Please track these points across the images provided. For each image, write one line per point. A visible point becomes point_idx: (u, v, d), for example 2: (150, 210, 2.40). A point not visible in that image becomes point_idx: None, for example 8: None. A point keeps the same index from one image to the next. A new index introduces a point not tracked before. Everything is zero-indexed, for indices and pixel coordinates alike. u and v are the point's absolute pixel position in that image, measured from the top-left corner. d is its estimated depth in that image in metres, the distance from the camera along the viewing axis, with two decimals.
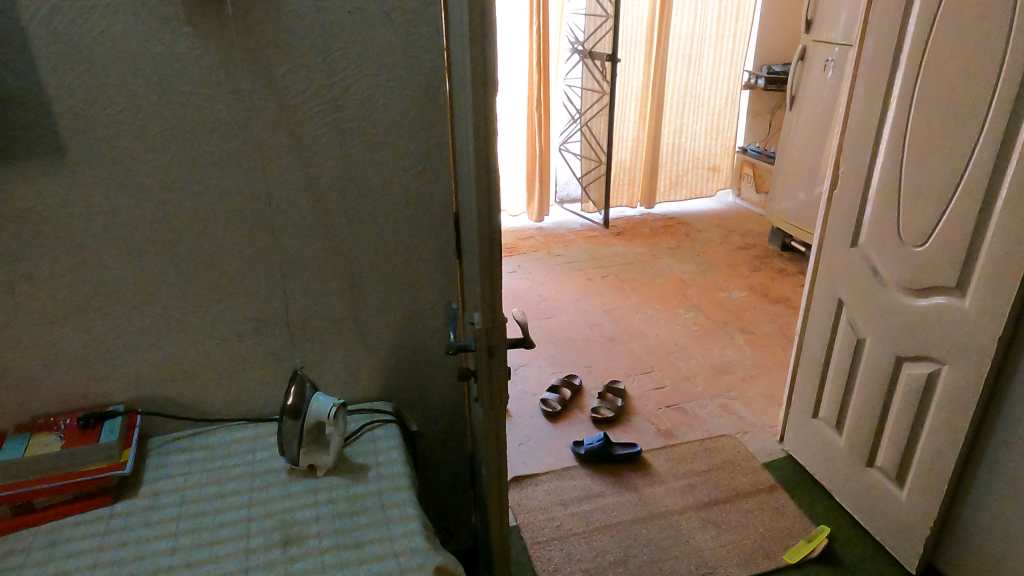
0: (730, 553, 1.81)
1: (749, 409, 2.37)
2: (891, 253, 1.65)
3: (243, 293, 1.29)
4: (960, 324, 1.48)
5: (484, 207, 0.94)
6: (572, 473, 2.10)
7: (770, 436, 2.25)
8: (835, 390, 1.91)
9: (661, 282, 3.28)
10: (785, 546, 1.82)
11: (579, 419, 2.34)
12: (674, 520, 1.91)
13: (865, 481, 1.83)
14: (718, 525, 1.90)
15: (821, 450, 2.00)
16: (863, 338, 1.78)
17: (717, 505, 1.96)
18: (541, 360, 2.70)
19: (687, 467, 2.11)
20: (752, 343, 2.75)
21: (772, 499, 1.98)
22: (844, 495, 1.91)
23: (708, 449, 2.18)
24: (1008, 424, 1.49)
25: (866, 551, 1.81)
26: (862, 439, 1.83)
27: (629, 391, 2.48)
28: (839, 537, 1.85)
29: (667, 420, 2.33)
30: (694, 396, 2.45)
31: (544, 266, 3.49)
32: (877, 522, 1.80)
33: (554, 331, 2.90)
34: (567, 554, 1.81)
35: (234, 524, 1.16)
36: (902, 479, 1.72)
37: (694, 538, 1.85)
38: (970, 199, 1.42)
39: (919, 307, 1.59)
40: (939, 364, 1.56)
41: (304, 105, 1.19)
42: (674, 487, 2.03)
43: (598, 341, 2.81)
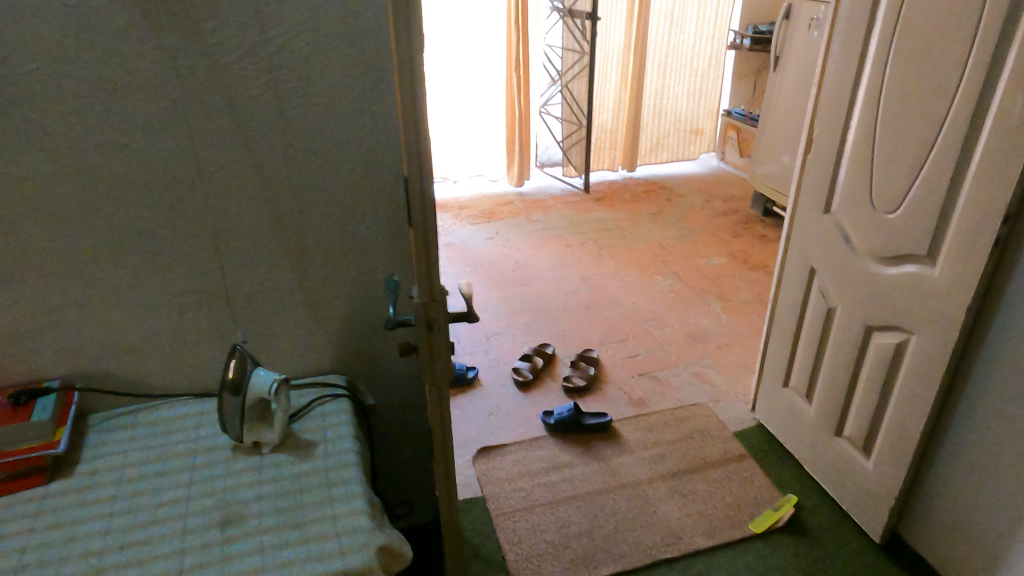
0: (696, 522, 1.80)
1: (723, 377, 2.35)
2: (863, 220, 1.60)
3: (183, 264, 1.24)
4: (929, 293, 1.45)
5: (417, 175, 0.88)
6: (541, 443, 2.08)
7: (742, 404, 2.23)
8: (806, 359, 1.88)
9: (640, 249, 3.23)
10: (751, 515, 1.82)
11: (551, 388, 2.31)
12: (642, 491, 1.90)
13: (832, 450, 1.82)
14: (685, 495, 1.89)
15: (790, 419, 1.98)
16: (833, 306, 1.74)
17: (686, 475, 1.95)
18: (515, 328, 2.66)
19: (657, 436, 2.09)
20: (729, 310, 2.72)
21: (741, 468, 1.97)
22: (813, 463, 1.90)
23: (680, 418, 2.16)
24: (974, 396, 1.47)
25: (833, 519, 1.81)
26: (830, 409, 1.80)
27: (602, 359, 2.45)
28: (806, 506, 1.84)
29: (639, 388, 2.31)
30: (667, 364, 2.43)
31: (522, 232, 3.43)
32: (843, 490, 1.80)
33: (529, 299, 2.85)
34: (532, 525, 1.80)
35: (173, 504, 1.13)
36: (869, 449, 1.70)
37: (661, 508, 1.84)
38: (943, 166, 1.37)
39: (889, 276, 1.55)
40: (908, 334, 1.53)
41: (237, 64, 1.11)
42: (644, 457, 2.01)
43: (574, 308, 2.78)
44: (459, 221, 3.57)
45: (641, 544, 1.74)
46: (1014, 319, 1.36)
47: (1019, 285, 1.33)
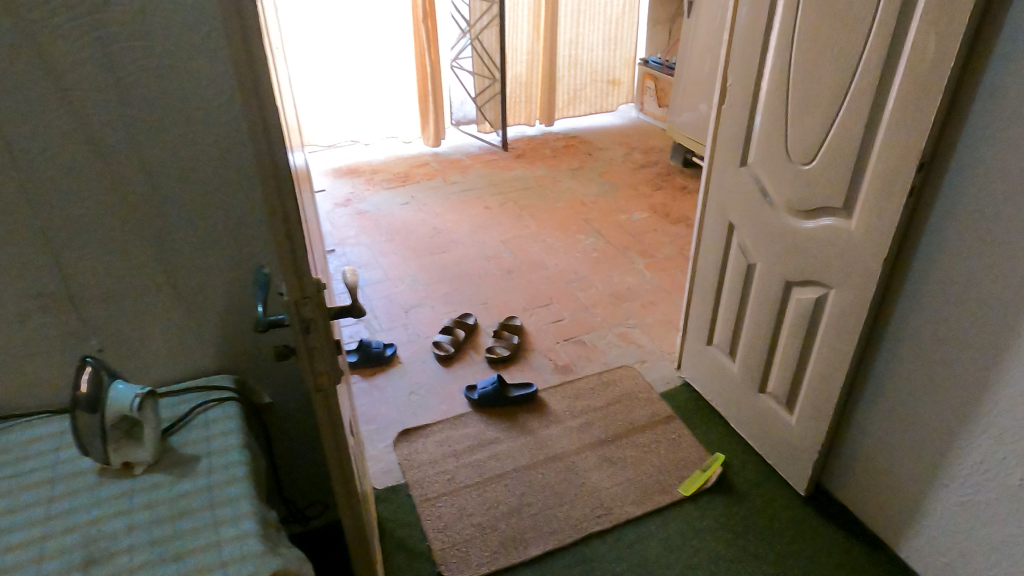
0: (625, 491, 1.77)
1: (649, 337, 2.31)
2: (778, 173, 1.54)
3: (16, 266, 1.05)
4: (846, 246, 1.41)
5: (268, 155, 0.73)
6: (466, 420, 1.99)
7: (668, 363, 2.20)
8: (728, 317, 1.85)
9: (561, 207, 3.14)
10: (679, 479, 1.80)
11: (474, 361, 2.21)
12: (570, 462, 1.84)
13: (757, 406, 1.80)
14: (614, 463, 1.84)
15: (715, 377, 1.95)
16: (753, 263, 1.70)
17: (615, 442, 1.91)
18: (435, 298, 2.54)
19: (585, 404, 2.04)
20: (652, 266, 2.68)
21: (669, 430, 1.94)
22: (738, 420, 1.89)
23: (607, 383, 2.11)
24: (892, 347, 1.47)
25: (760, 475, 1.81)
26: (754, 365, 1.78)
27: (526, 327, 2.36)
28: (734, 463, 1.84)
29: (565, 355, 2.24)
30: (592, 327, 2.37)
31: (439, 195, 3.27)
32: (769, 445, 1.79)
33: (448, 267, 2.72)
34: (458, 509, 1.72)
35: (24, 546, 0.96)
36: (792, 403, 1.69)
37: (590, 479, 1.80)
38: (856, 114, 1.31)
39: (806, 229, 1.50)
40: (826, 288, 1.50)
41: (48, 24, 0.92)
42: (571, 426, 1.96)
43: (495, 274, 2.67)
44: (372, 186, 3.38)
45: (572, 518, 1.69)
46: (929, 269, 1.34)
47: (933, 234, 1.31)
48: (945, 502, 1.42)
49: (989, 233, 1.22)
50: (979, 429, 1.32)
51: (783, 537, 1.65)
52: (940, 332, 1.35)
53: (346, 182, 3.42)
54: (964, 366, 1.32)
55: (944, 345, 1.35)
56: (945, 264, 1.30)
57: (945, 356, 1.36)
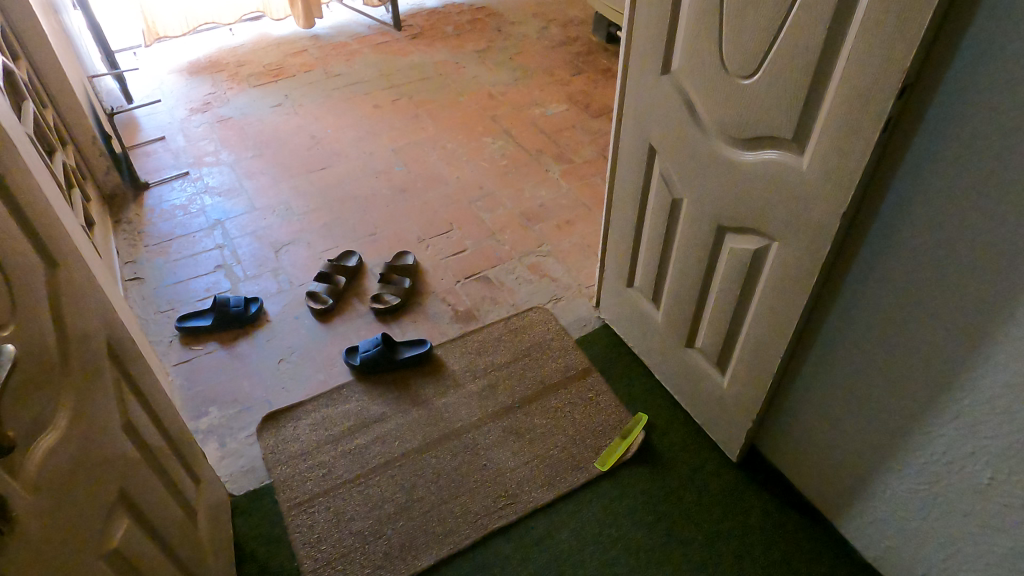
0: (535, 471, 1.51)
1: (564, 268, 1.98)
2: (710, 88, 1.15)
3: None
4: (796, 190, 1.07)
5: None
6: (347, 394, 1.66)
7: (586, 300, 1.89)
8: (651, 258, 1.52)
9: (464, 101, 2.66)
10: (596, 451, 1.55)
11: (357, 313, 1.86)
12: (471, 439, 1.57)
13: (684, 362, 1.53)
14: (522, 435, 1.57)
15: (638, 324, 1.67)
16: (678, 198, 1.35)
17: (522, 408, 1.63)
18: (312, 232, 2.11)
19: (489, 360, 1.73)
20: (570, 175, 2.30)
21: (586, 388, 1.67)
22: (664, 374, 1.63)
23: (515, 332, 1.80)
24: (846, 308, 1.18)
25: (687, 438, 1.57)
26: (680, 317, 1.49)
27: (420, 263, 1.99)
28: (658, 426, 1.60)
29: (468, 298, 1.90)
30: (499, 259, 2.02)
31: (319, 92, 2.73)
32: (697, 405, 1.55)
33: (328, 188, 2.28)
34: (335, 514, 1.43)
35: None
36: (724, 364, 1.42)
37: (493, 459, 1.53)
38: (815, 13, 0.92)
39: (746, 163, 1.14)
40: (768, 239, 1.17)
41: None
42: (472, 392, 1.66)
43: (385, 194, 2.25)
44: (236, 84, 2.79)
45: (470, 514, 1.44)
46: (901, 221, 1.02)
47: (909, 177, 0.98)
48: (896, 488, 1.21)
49: (984, 183, 0.89)
50: (945, 416, 1.07)
51: (711, 514, 1.44)
52: (910, 299, 1.06)
53: (205, 79, 2.82)
54: (934, 343, 1.05)
55: (912, 315, 1.07)
56: (924, 217, 0.99)
57: (913, 329, 1.08)
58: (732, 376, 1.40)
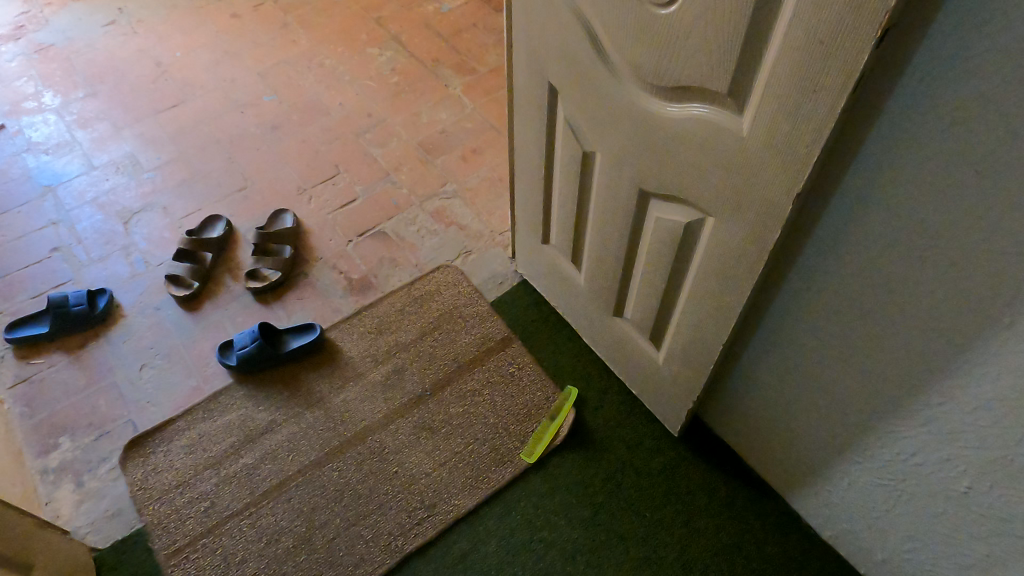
0: (454, 473, 1.32)
1: (474, 213, 1.71)
2: (617, 18, 0.84)
3: None
4: (736, 159, 0.80)
5: None
6: (227, 402, 1.41)
7: (500, 250, 1.64)
8: (567, 217, 1.26)
9: (341, 1, 2.22)
10: (522, 439, 1.36)
11: (232, 295, 1.56)
12: (378, 443, 1.35)
13: (613, 331, 1.32)
14: (436, 430, 1.37)
15: (559, 283, 1.43)
16: (591, 151, 1.07)
17: (435, 397, 1.41)
18: (168, 192, 1.75)
19: (393, 340, 1.49)
20: (473, 89, 1.96)
21: (506, 364, 1.45)
22: (593, 339, 1.42)
23: (421, 301, 1.55)
24: (799, 287, 0.96)
25: (623, 412, 1.39)
26: (605, 284, 1.26)
27: (303, 222, 1.68)
28: (589, 400, 1.41)
29: (363, 262, 1.62)
30: (397, 206, 1.72)
31: (162, 2, 2.23)
32: (631, 375, 1.36)
33: (184, 132, 1.88)
34: (223, 557, 1.22)
35: None
36: (659, 340, 1.21)
37: (404, 465, 1.33)
38: None
39: (669, 120, 0.87)
40: (701, 213, 0.92)
41: None
42: (375, 382, 1.43)
43: (255, 133, 1.88)
44: None
45: (382, 536, 1.25)
46: (873, 195, 0.78)
47: (886, 144, 0.73)
48: (855, 478, 1.06)
49: (988, 159, 0.66)
50: (917, 418, 0.90)
51: (654, 500, 1.29)
52: (879, 287, 0.85)
53: None
54: (908, 339, 0.85)
55: (882, 306, 0.86)
56: (904, 193, 0.75)
57: (881, 321, 0.87)
58: (667, 355, 1.19)
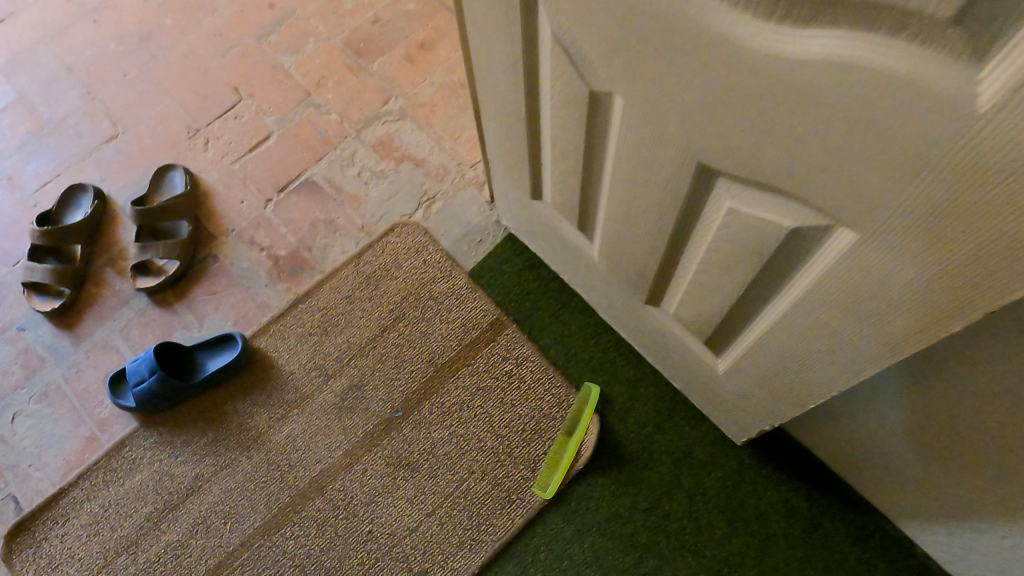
0: (447, 524, 0.99)
1: (433, 140, 1.25)
2: None
3: None
4: (939, 151, 0.37)
5: None
6: (132, 455, 1.04)
7: (473, 191, 1.20)
8: (569, 173, 0.82)
9: None
10: (532, 466, 1.02)
11: (120, 297, 1.15)
12: (341, 494, 1.01)
13: (647, 319, 0.93)
14: (416, 466, 1.03)
15: (561, 248, 1.02)
16: (607, 91, 0.62)
17: (410, 418, 1.05)
18: (11, 152, 1.27)
19: (344, 341, 1.10)
20: None
21: (498, 361, 1.08)
22: (615, 319, 1.04)
23: (376, 280, 1.14)
24: (958, 345, 0.56)
25: (662, 412, 1.04)
26: (632, 266, 0.85)
27: (202, 180, 1.23)
28: (616, 400, 1.05)
29: (290, 231, 1.19)
30: (325, 141, 1.26)
31: None
32: (673, 370, 0.99)
33: (20, 57, 1.36)
34: None
35: None
36: (717, 346, 0.83)
37: (380, 521, 1.00)
38: None
39: (770, 62, 0.42)
40: (827, 221, 0.50)
41: None
42: (327, 404, 1.07)
43: (119, 49, 1.36)
44: None
45: None
46: None
47: None
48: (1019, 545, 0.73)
49: None
50: None
51: (715, 534, 0.97)
52: None
53: None
54: None
55: None
56: None
57: None
58: (730, 368, 0.82)
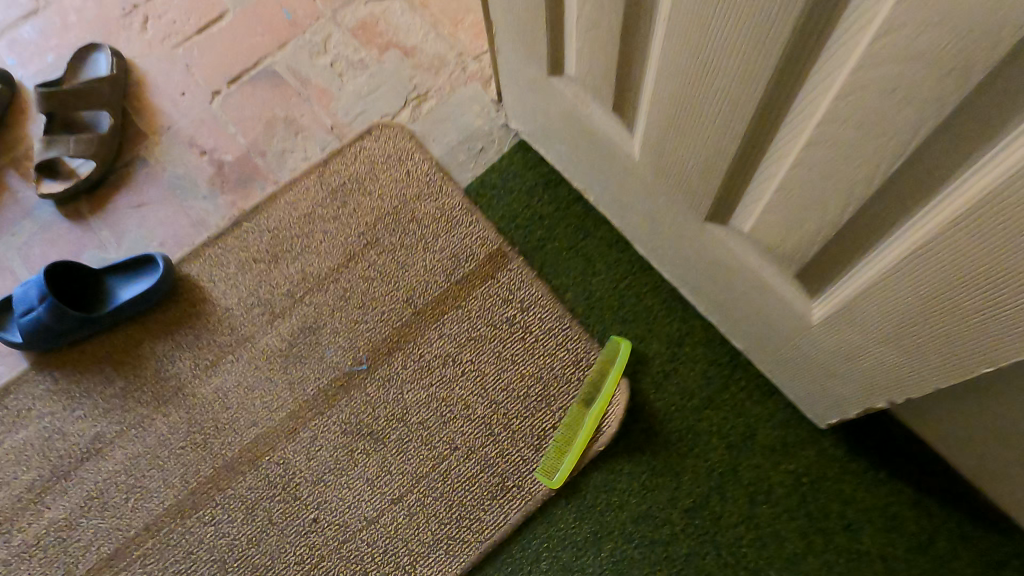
0: (418, 516, 0.74)
1: (427, 22, 0.97)
2: None
3: None
4: None
5: None
6: (16, 406, 0.80)
7: (476, 88, 0.93)
8: (597, 18, 0.54)
9: None
10: (536, 444, 0.76)
11: (20, 206, 0.90)
12: (281, 470, 0.77)
13: (703, 247, 0.66)
14: (383, 437, 0.77)
15: (586, 151, 0.74)
16: None
17: (378, 375, 0.80)
18: None
19: (298, 272, 0.84)
20: None
21: (497, 305, 0.81)
22: (655, 251, 0.76)
23: (344, 195, 0.88)
24: None
25: (716, 381, 0.77)
26: (689, 161, 0.57)
27: (135, 67, 0.97)
28: (653, 363, 0.78)
29: (239, 130, 0.93)
30: (292, 23, 0.99)
31: None
32: (734, 320, 0.71)
33: None
34: None
35: None
36: (812, 282, 0.55)
37: (332, 507, 0.75)
38: None
39: None
40: None
41: None
42: (271, 351, 0.81)
43: None
44: None
45: None
46: None
47: None
48: None
49: None
50: None
51: (782, 550, 0.71)
52: None
53: None
54: None
55: None
56: None
57: None
58: (829, 318, 0.55)
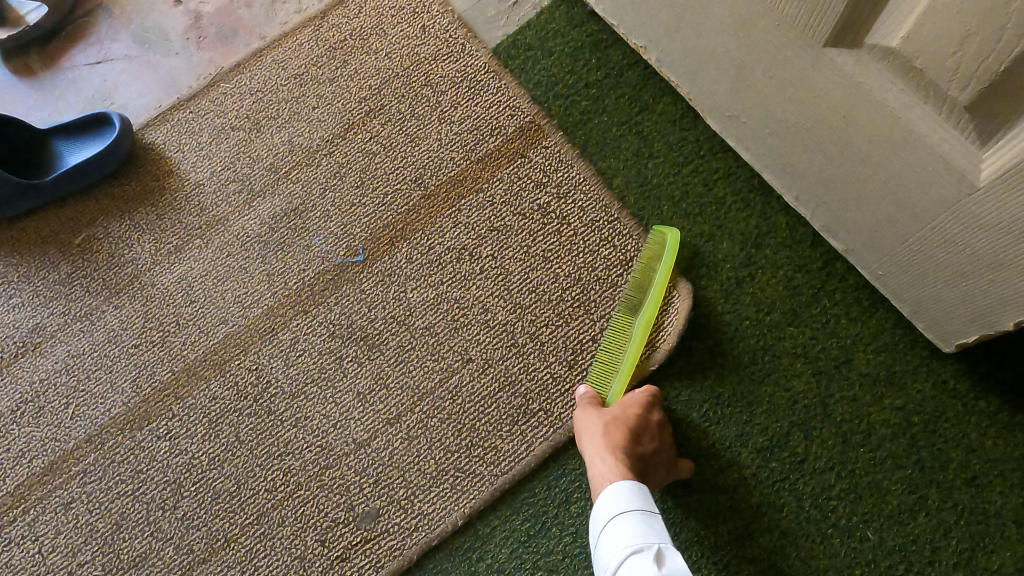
0: (419, 441, 0.60)
1: None
2: None
3: None
4: None
5: None
6: None
7: None
8: None
9: None
10: (571, 360, 0.60)
11: None
12: (254, 378, 0.62)
13: (816, 87, 0.47)
14: (380, 343, 0.62)
15: None
16: None
17: (377, 269, 0.64)
18: None
19: (285, 143, 0.69)
20: None
21: (527, 190, 0.65)
22: (737, 111, 0.58)
23: (344, 54, 0.71)
24: None
25: (803, 293, 0.60)
26: None
27: None
28: (723, 265, 0.62)
29: None
30: None
31: None
32: (843, 200, 0.53)
33: None
34: None
35: None
36: (985, 123, 0.38)
37: (314, 424, 0.61)
38: None
39: None
40: None
41: None
42: (247, 236, 0.66)
43: None
44: None
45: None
46: None
47: None
48: None
49: None
50: None
51: (883, 503, 0.55)
52: None
53: None
54: None
55: None
56: None
57: None
58: (1010, 174, 0.38)
